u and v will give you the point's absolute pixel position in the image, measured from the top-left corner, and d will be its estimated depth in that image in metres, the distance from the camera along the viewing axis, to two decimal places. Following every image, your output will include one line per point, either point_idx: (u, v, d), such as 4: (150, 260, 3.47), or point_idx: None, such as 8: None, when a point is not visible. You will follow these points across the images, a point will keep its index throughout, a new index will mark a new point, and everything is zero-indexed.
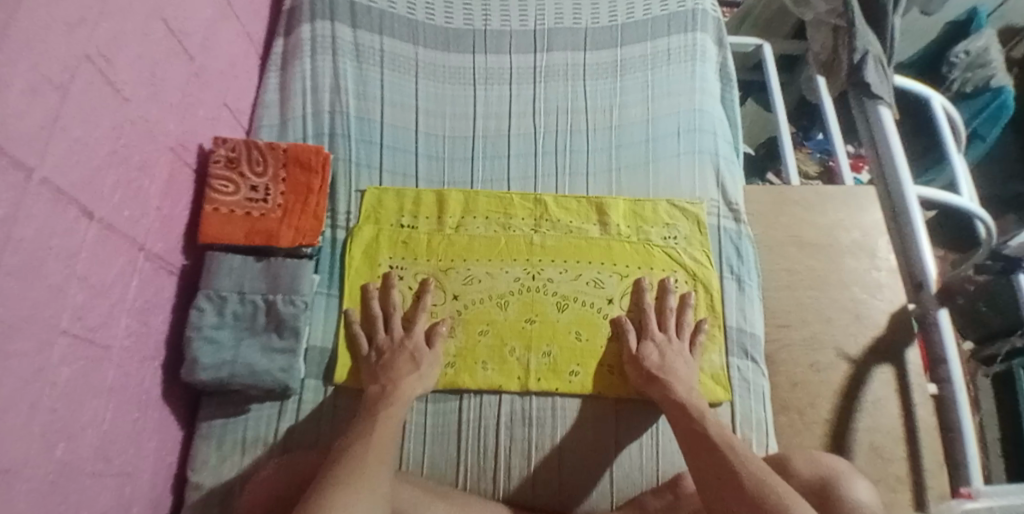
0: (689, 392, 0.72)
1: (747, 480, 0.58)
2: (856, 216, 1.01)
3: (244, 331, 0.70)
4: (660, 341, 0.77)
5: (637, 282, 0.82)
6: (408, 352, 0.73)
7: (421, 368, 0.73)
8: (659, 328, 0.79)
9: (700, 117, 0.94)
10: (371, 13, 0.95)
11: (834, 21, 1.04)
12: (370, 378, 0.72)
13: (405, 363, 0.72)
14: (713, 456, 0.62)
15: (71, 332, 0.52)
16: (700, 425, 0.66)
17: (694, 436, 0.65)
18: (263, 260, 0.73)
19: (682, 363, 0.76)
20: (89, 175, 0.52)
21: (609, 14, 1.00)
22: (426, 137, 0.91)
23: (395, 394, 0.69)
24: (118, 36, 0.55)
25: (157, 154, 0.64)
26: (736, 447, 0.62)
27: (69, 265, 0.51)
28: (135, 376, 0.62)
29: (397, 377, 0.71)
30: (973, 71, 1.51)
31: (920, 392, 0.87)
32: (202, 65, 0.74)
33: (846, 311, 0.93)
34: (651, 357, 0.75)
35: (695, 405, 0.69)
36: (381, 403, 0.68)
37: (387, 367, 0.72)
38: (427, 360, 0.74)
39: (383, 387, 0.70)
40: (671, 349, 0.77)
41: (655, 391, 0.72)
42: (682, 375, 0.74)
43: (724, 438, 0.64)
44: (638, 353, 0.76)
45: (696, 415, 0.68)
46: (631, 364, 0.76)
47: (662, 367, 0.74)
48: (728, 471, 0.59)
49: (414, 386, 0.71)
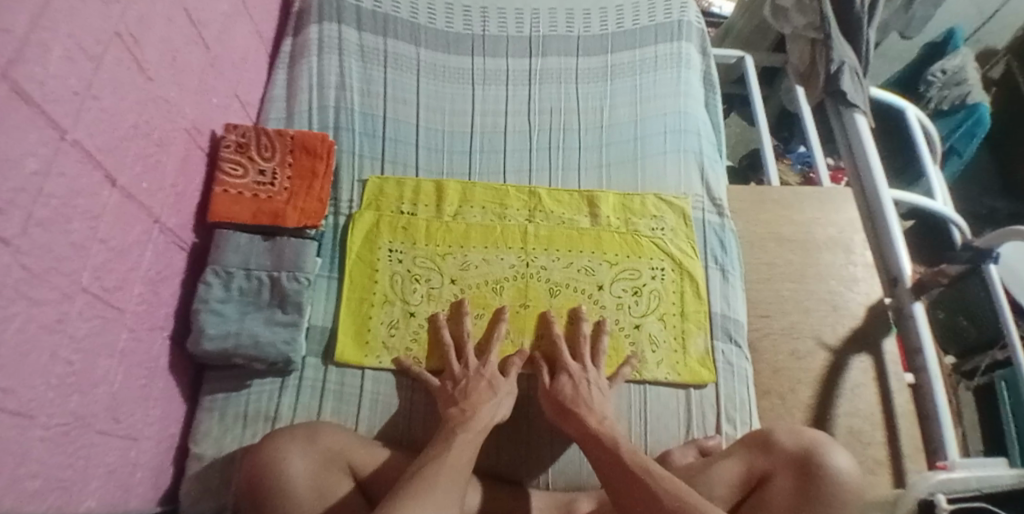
0: (602, 422, 0.70)
1: (666, 497, 0.57)
2: (833, 215, 1.06)
3: (249, 306, 0.73)
4: (577, 373, 0.76)
5: (545, 314, 0.83)
6: (486, 381, 0.73)
7: (498, 395, 0.72)
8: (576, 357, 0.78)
9: (685, 119, 0.99)
10: (375, 16, 1.01)
11: (811, 34, 1.12)
12: (446, 401, 0.72)
13: (483, 389, 0.72)
14: (633, 482, 0.60)
15: (90, 290, 0.57)
16: (613, 454, 0.65)
17: (614, 466, 0.63)
18: (269, 239, 0.77)
19: (598, 391, 0.75)
20: (113, 143, 0.59)
21: (600, 22, 1.06)
22: (427, 131, 0.95)
23: (474, 420, 0.68)
24: (144, 19, 0.63)
25: (174, 133, 0.70)
26: (654, 470, 0.61)
27: (92, 226, 0.57)
28: (145, 341, 0.67)
29: (475, 404, 0.70)
30: (950, 89, 1.60)
31: (897, 380, 0.91)
32: (218, 56, 0.80)
33: (824, 302, 0.97)
34: (565, 390, 0.74)
35: (609, 435, 0.68)
36: (460, 428, 0.67)
37: (467, 392, 0.72)
38: (504, 388, 0.74)
39: (462, 410, 0.70)
40: (588, 379, 0.75)
41: (572, 426, 0.71)
42: (598, 407, 0.73)
43: (639, 462, 0.62)
44: (553, 387, 0.75)
45: (609, 443, 0.66)
46: (546, 398, 0.75)
47: (575, 399, 0.73)
48: (647, 490, 0.59)
49: (492, 412, 0.71)
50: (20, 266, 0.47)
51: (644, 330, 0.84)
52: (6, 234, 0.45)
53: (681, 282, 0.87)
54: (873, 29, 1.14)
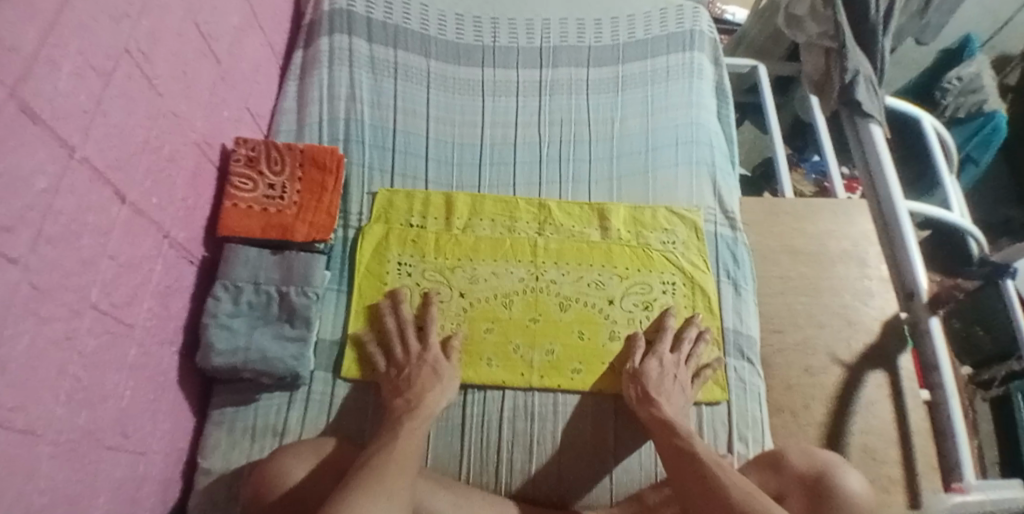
0: (677, 414, 0.74)
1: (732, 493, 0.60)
2: (845, 229, 1.04)
3: (258, 320, 0.73)
4: (664, 363, 0.78)
5: (662, 314, 0.84)
6: (429, 366, 0.74)
7: (443, 380, 0.74)
8: (668, 351, 0.80)
9: (697, 130, 0.98)
10: (386, 28, 1.00)
11: (825, 43, 1.10)
12: (391, 390, 0.73)
13: (427, 375, 0.73)
14: (699, 473, 0.64)
15: (99, 307, 0.57)
16: (686, 443, 0.68)
17: (682, 453, 0.67)
18: (278, 253, 0.77)
19: (682, 394, 0.77)
20: (123, 159, 0.59)
21: (612, 32, 1.06)
22: (437, 143, 0.95)
23: (419, 408, 0.70)
24: (155, 33, 0.63)
25: (184, 148, 0.70)
26: (723, 465, 0.64)
27: (102, 242, 0.57)
28: (155, 356, 0.67)
29: (420, 393, 0.71)
30: (966, 96, 1.59)
31: (912, 397, 0.89)
32: (229, 68, 0.80)
33: (838, 316, 0.95)
34: (652, 374, 0.76)
35: (683, 426, 0.70)
36: (405, 417, 0.68)
37: (411, 381, 0.73)
38: (447, 372, 0.75)
39: (407, 402, 0.71)
40: (674, 377, 0.77)
41: (645, 410, 0.74)
42: (675, 399, 0.75)
43: (712, 456, 0.65)
44: (641, 369, 0.77)
45: (683, 433, 0.69)
46: (630, 379, 0.77)
47: (658, 387, 0.75)
48: (712, 482, 0.62)
49: (438, 400, 0.71)
50: (30, 284, 0.48)
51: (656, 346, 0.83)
52: (14, 253, 0.45)
53: (692, 296, 0.86)
54: (890, 37, 1.12)
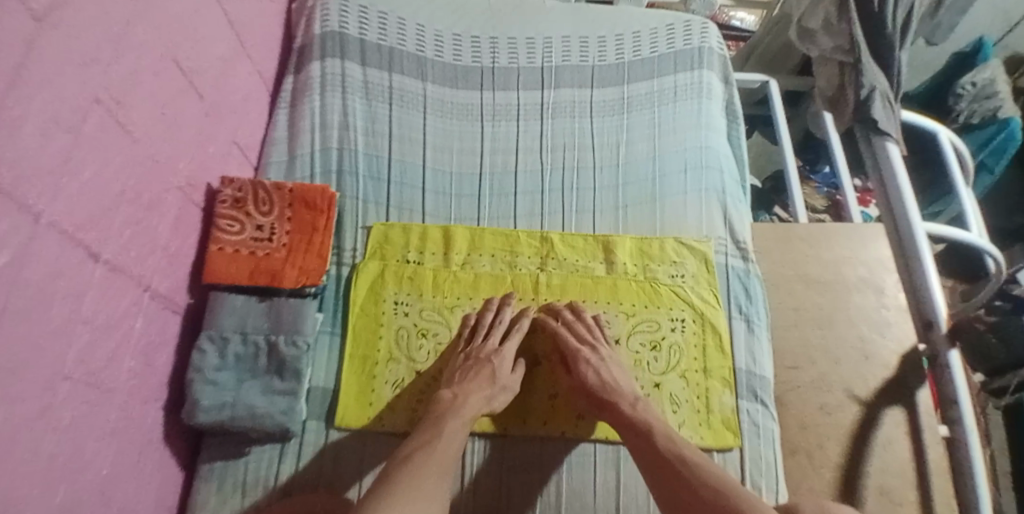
0: (635, 405, 0.72)
1: (702, 488, 0.61)
2: (861, 254, 0.99)
3: (247, 372, 0.70)
4: (591, 358, 0.75)
5: (572, 304, 0.82)
6: (489, 368, 0.73)
7: (495, 387, 0.73)
8: (584, 340, 0.77)
9: (707, 154, 0.93)
10: (380, 50, 0.96)
11: (839, 57, 1.05)
12: (446, 382, 0.74)
13: (484, 375, 0.73)
14: (668, 475, 0.64)
15: (73, 376, 0.53)
16: (648, 444, 0.67)
17: (646, 454, 0.67)
18: (267, 300, 0.73)
19: (617, 368, 0.76)
20: (96, 217, 0.55)
21: (616, 50, 1.01)
22: (434, 172, 0.91)
23: (465, 407, 0.69)
24: (130, 77, 0.59)
25: (166, 193, 0.66)
26: (689, 459, 0.64)
27: (74, 307, 0.53)
28: (138, 416, 0.64)
29: (467, 389, 0.71)
30: (981, 102, 1.52)
31: (931, 434, 0.86)
32: (214, 102, 0.76)
33: (854, 350, 0.91)
34: (591, 379, 0.74)
35: (642, 420, 0.70)
36: (449, 413, 0.69)
37: (465, 377, 0.73)
38: (502, 381, 0.74)
39: (452, 397, 0.71)
40: (603, 361, 0.76)
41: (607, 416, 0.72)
42: (625, 389, 0.74)
43: (675, 450, 0.66)
44: (580, 380, 0.75)
45: (644, 429, 0.69)
46: (576, 388, 0.76)
47: (605, 387, 0.73)
48: (682, 478, 0.63)
49: (483, 405, 0.71)
50: None
51: (666, 387, 0.79)
52: None
53: (702, 334, 0.82)
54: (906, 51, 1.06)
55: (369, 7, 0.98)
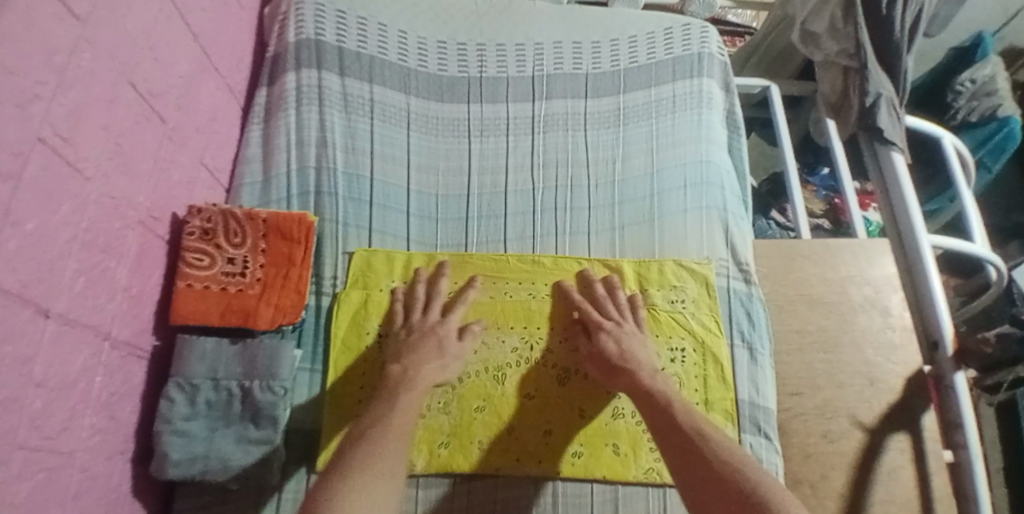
0: (653, 375, 0.70)
1: (718, 465, 0.58)
2: (868, 272, 0.95)
3: (219, 420, 0.67)
4: (613, 329, 0.75)
5: (606, 277, 0.81)
6: (436, 339, 0.72)
7: (447, 358, 0.71)
8: (609, 316, 0.77)
9: (707, 169, 0.89)
10: (361, 59, 0.90)
11: (844, 62, 1.00)
12: (393, 356, 0.72)
13: (431, 348, 0.71)
14: (685, 451, 0.61)
15: (29, 445, 0.48)
16: (670, 415, 0.65)
17: (662, 423, 0.65)
18: (239, 341, 0.69)
19: (638, 343, 0.74)
20: (46, 269, 0.49)
21: (611, 57, 0.95)
22: (419, 195, 0.86)
23: (416, 378, 0.67)
24: (78, 108, 0.52)
25: (125, 231, 0.61)
26: (706, 433, 0.62)
27: (25, 372, 0.47)
28: (102, 475, 0.59)
29: (418, 362, 0.69)
30: (980, 100, 1.36)
31: (935, 460, 0.82)
32: (178, 124, 0.70)
33: (859, 375, 0.88)
34: (609, 348, 0.73)
35: (660, 391, 0.68)
36: (402, 387, 0.66)
37: (415, 346, 0.71)
38: (453, 351, 0.72)
39: (404, 368, 0.69)
40: (625, 333, 0.75)
41: (620, 383, 0.71)
42: (643, 360, 0.72)
43: (694, 425, 0.63)
44: (596, 348, 0.74)
45: (662, 401, 0.67)
46: (589, 358, 0.74)
47: (622, 355, 0.72)
48: (696, 452, 0.61)
49: (437, 373, 0.69)
50: None
51: None
52: None
53: (703, 364, 0.79)
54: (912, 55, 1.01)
55: (348, 12, 0.92)
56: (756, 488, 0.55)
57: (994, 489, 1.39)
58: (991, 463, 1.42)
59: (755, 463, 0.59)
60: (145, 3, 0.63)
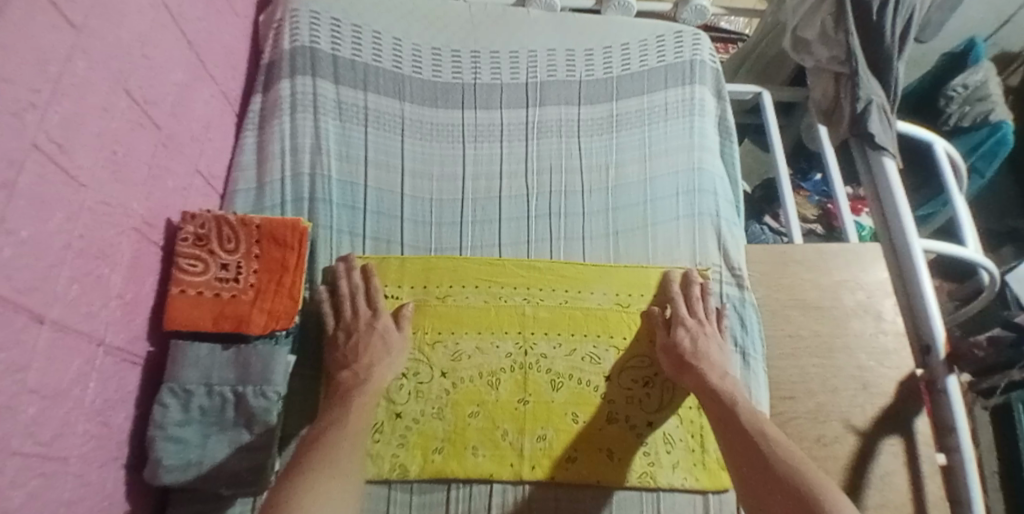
0: (722, 378, 0.72)
1: (781, 467, 0.59)
2: (860, 277, 0.96)
3: (213, 426, 0.67)
4: (692, 326, 0.76)
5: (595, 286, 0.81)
6: (378, 336, 0.74)
7: (391, 355, 0.73)
8: (693, 313, 0.78)
9: (700, 177, 0.89)
10: (356, 67, 0.91)
11: (835, 68, 1.01)
12: (340, 362, 0.73)
13: (376, 347, 0.73)
14: (752, 452, 0.62)
15: (24, 452, 0.48)
16: (735, 415, 0.67)
17: (726, 422, 0.67)
18: (232, 347, 0.69)
19: (716, 344, 0.76)
20: (40, 276, 0.49)
21: (604, 64, 0.96)
22: (413, 200, 0.87)
23: (367, 382, 0.70)
24: (73, 116, 0.53)
25: (120, 238, 0.61)
26: (771, 437, 0.63)
27: (20, 378, 0.47)
28: (96, 481, 0.59)
29: (366, 364, 0.71)
30: (972, 105, 1.37)
31: (929, 464, 0.83)
32: (172, 132, 0.71)
33: (852, 380, 0.88)
34: (685, 343, 0.75)
35: (730, 393, 0.69)
36: (354, 392, 0.69)
37: (357, 348, 0.73)
38: (396, 345, 0.74)
39: (355, 374, 0.70)
40: (703, 333, 0.76)
41: (689, 379, 0.72)
42: (716, 361, 0.74)
43: (760, 427, 0.65)
44: (670, 340, 0.76)
45: (729, 400, 0.68)
46: (664, 350, 0.76)
47: (696, 354, 0.74)
48: (759, 454, 0.62)
49: (386, 374, 0.71)
50: None
51: (659, 428, 0.76)
52: None
53: None
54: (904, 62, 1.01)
55: (343, 20, 0.92)
56: (818, 495, 0.55)
57: (990, 492, 1.39)
58: (986, 466, 1.42)
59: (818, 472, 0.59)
60: (139, 11, 0.63)
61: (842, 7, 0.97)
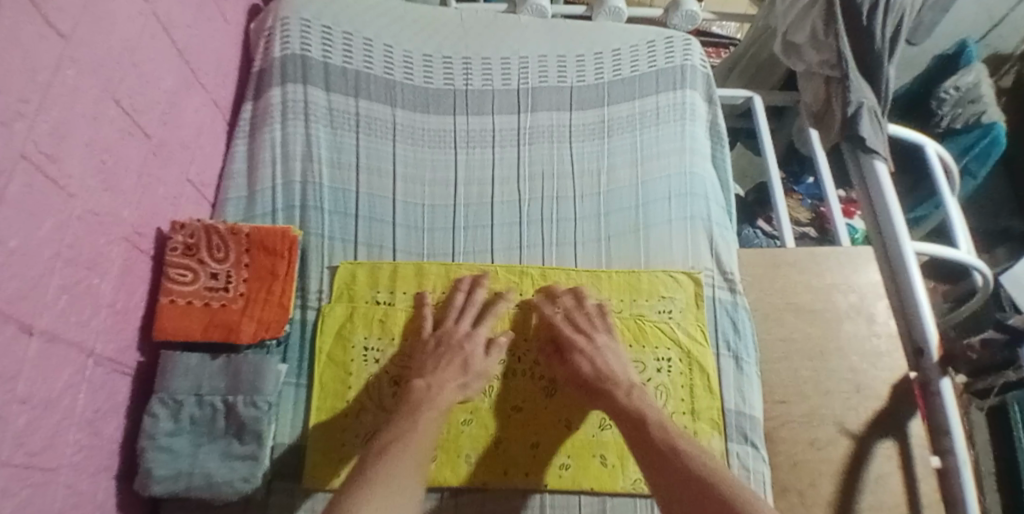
0: (629, 393, 0.71)
1: (698, 478, 0.60)
2: (855, 279, 0.96)
3: (203, 436, 0.67)
4: (586, 348, 0.74)
5: (575, 288, 0.81)
6: (462, 357, 0.73)
7: (467, 375, 0.72)
8: (580, 330, 0.76)
9: (691, 181, 0.89)
10: (347, 74, 0.91)
11: (826, 72, 1.02)
12: (418, 371, 0.72)
13: (456, 365, 0.72)
14: (667, 468, 0.62)
15: (13, 463, 0.48)
16: (644, 431, 0.66)
17: (638, 438, 0.66)
18: (223, 357, 0.69)
19: (613, 355, 0.75)
20: (29, 286, 0.49)
21: (596, 69, 0.96)
22: (405, 206, 0.87)
23: (440, 398, 0.68)
24: (62, 126, 0.53)
25: (110, 247, 0.61)
26: (679, 446, 0.64)
27: (10, 389, 0.47)
28: (87, 493, 0.59)
29: (442, 380, 0.70)
30: (964, 106, 1.37)
31: (923, 466, 0.82)
32: (163, 140, 0.71)
33: (845, 383, 0.88)
34: (585, 367, 0.73)
35: (635, 407, 0.69)
36: (425, 405, 0.67)
37: (437, 364, 0.72)
38: (477, 367, 0.73)
39: (427, 386, 0.69)
40: (598, 348, 0.75)
41: (601, 401, 0.72)
42: (620, 375, 0.73)
43: (668, 440, 0.64)
44: (573, 368, 0.74)
45: (635, 416, 0.68)
46: (569, 377, 0.75)
47: (598, 373, 0.73)
48: (672, 466, 0.62)
49: (457, 392, 0.70)
50: None
51: None
52: None
53: (689, 374, 0.79)
54: (895, 64, 1.02)
55: (334, 27, 0.93)
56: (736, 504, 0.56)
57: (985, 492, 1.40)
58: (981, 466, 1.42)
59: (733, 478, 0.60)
60: (130, 19, 0.63)
61: (831, 10, 0.97)
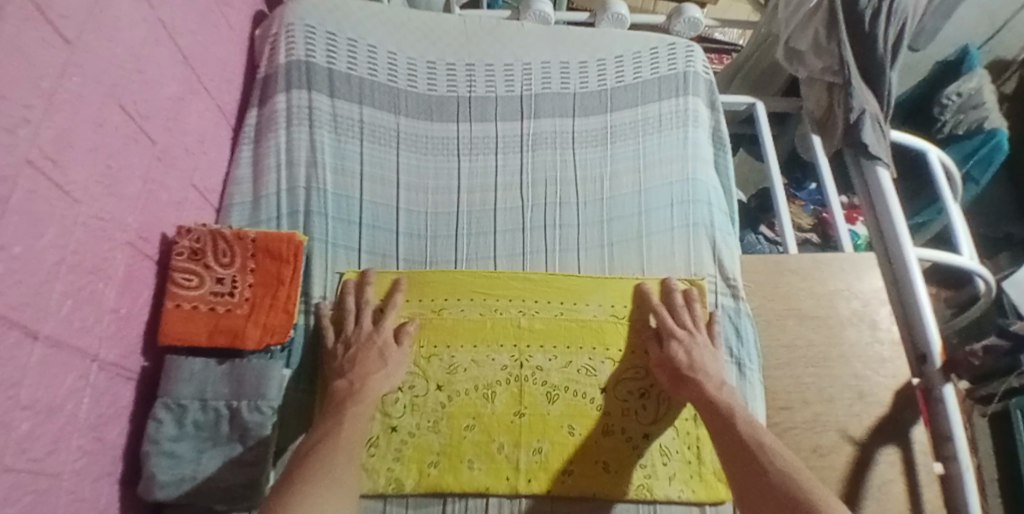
0: (719, 388, 0.71)
1: (773, 475, 0.59)
2: (856, 285, 0.96)
3: (206, 441, 0.67)
4: (685, 339, 0.75)
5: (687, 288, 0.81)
6: (377, 349, 0.73)
7: (388, 366, 0.72)
8: (682, 324, 0.78)
9: (693, 188, 0.89)
10: (351, 80, 0.91)
11: (828, 79, 1.02)
12: (336, 370, 0.72)
13: (374, 358, 0.72)
14: (745, 464, 0.62)
15: (16, 469, 0.48)
16: (732, 425, 0.66)
17: (724, 431, 0.66)
18: (226, 362, 0.69)
19: (710, 354, 0.75)
20: (32, 293, 0.49)
21: (598, 76, 0.97)
22: (408, 214, 0.87)
23: (363, 391, 0.69)
24: (66, 133, 0.53)
25: (114, 252, 0.61)
26: (766, 445, 0.63)
27: (13, 395, 0.47)
28: (90, 498, 0.59)
29: (364, 374, 0.70)
30: (966, 112, 1.36)
31: (926, 472, 0.82)
32: (166, 146, 0.71)
33: (848, 389, 0.88)
34: (680, 357, 0.74)
35: (723, 401, 0.69)
36: (349, 400, 0.68)
37: (354, 361, 0.72)
38: (394, 359, 0.73)
39: (349, 384, 0.69)
40: (698, 344, 0.75)
41: (688, 391, 0.72)
42: (712, 371, 0.73)
43: (755, 438, 0.64)
44: (666, 356, 0.75)
45: (724, 409, 0.68)
46: (660, 366, 0.76)
47: (691, 366, 0.73)
48: (754, 462, 0.61)
49: (382, 382, 0.70)
50: None
51: (655, 440, 0.76)
52: None
53: None
54: (898, 71, 1.02)
55: (338, 34, 0.93)
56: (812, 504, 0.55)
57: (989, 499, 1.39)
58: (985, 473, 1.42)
59: (817, 482, 0.59)
60: (133, 26, 0.64)
61: (833, 18, 0.98)
